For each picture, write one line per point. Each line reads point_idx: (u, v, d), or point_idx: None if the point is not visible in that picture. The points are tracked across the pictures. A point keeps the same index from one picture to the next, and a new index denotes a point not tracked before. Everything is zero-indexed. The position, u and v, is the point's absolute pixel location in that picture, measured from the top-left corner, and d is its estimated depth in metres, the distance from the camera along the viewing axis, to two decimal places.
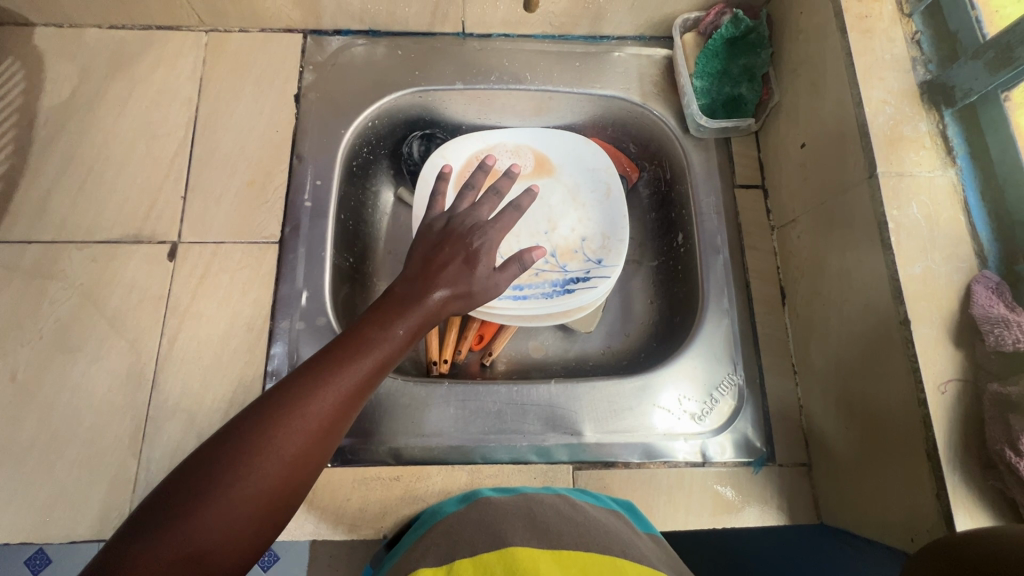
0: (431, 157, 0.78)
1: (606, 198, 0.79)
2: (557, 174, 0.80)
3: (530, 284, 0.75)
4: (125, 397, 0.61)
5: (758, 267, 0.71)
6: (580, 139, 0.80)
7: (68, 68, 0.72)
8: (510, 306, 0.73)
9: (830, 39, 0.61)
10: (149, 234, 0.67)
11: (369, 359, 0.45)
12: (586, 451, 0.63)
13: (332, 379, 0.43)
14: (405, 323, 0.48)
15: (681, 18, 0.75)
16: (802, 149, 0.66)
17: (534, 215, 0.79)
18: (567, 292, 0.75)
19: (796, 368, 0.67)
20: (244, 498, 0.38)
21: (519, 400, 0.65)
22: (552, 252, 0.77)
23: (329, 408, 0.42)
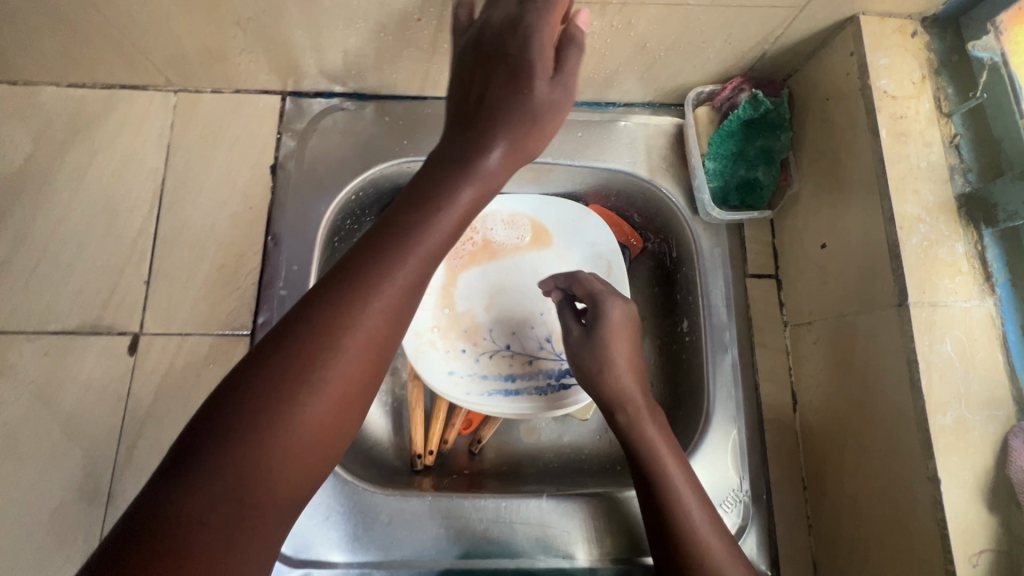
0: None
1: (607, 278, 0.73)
2: (555, 248, 0.75)
3: (523, 374, 0.71)
4: (79, 511, 0.56)
5: (769, 367, 0.66)
6: (580, 210, 0.75)
7: (22, 133, 0.65)
8: (500, 403, 0.69)
9: (860, 138, 0.55)
10: (108, 324, 0.61)
11: (446, 232, 0.40)
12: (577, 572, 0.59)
13: (381, 291, 0.37)
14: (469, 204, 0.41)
15: (694, 91, 0.68)
16: (821, 249, 0.61)
17: (529, 294, 0.74)
18: (562, 386, 0.70)
19: (806, 484, 0.62)
20: (313, 431, 0.35)
21: (506, 516, 0.60)
22: (547, 337, 0.72)
23: (365, 338, 0.36)
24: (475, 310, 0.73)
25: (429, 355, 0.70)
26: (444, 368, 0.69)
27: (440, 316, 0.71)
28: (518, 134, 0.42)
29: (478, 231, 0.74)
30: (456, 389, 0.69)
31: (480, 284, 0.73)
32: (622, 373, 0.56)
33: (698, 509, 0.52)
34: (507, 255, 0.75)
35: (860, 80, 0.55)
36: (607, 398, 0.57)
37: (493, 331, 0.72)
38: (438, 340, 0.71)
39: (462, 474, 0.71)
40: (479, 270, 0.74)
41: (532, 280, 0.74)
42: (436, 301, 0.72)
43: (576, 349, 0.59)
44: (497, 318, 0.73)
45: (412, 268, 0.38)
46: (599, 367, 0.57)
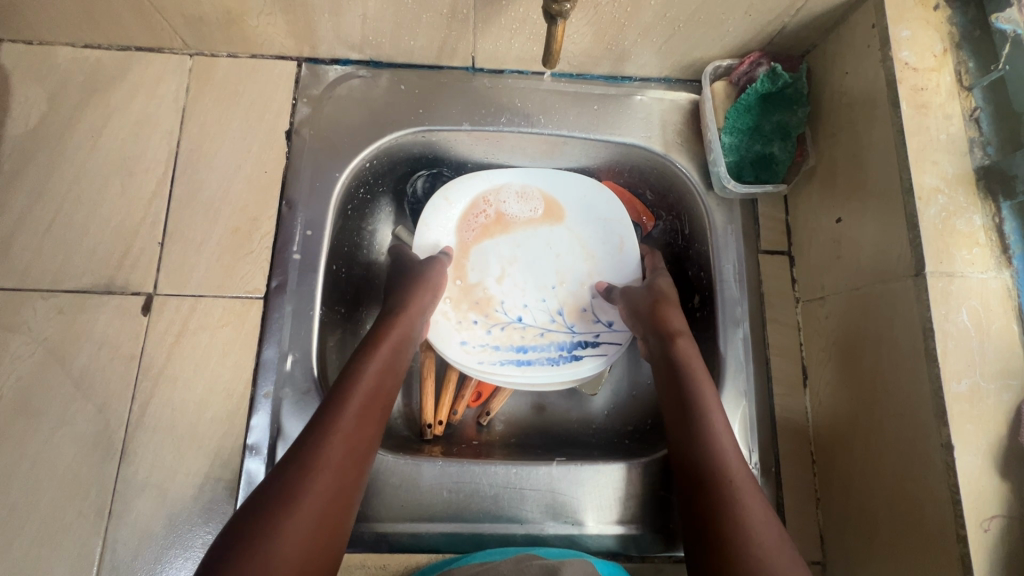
0: (433, 198, 0.73)
1: (619, 251, 0.73)
2: (567, 220, 0.75)
3: (534, 346, 0.71)
4: (91, 468, 0.56)
5: (780, 342, 0.66)
6: (593, 184, 0.74)
7: (37, 92, 0.65)
8: (512, 373, 0.70)
9: (879, 110, 0.55)
10: (122, 284, 0.61)
11: (378, 367, 0.54)
12: (584, 539, 0.59)
13: (337, 423, 0.49)
14: (397, 341, 0.58)
15: (712, 65, 0.68)
16: (836, 224, 0.61)
17: (540, 268, 0.74)
18: (574, 357, 0.71)
19: (814, 458, 0.63)
20: (312, 525, 0.43)
21: (517, 482, 0.60)
22: (559, 309, 0.72)
23: (340, 453, 0.47)
24: (487, 282, 0.73)
25: (441, 326, 0.70)
26: (456, 338, 0.70)
27: (452, 288, 0.71)
28: (430, 287, 0.63)
29: (490, 205, 0.74)
30: (468, 359, 0.69)
31: (493, 256, 0.73)
32: (675, 311, 0.62)
33: (726, 431, 0.53)
34: (519, 230, 0.74)
35: (880, 53, 0.55)
36: (664, 325, 0.60)
37: (504, 304, 0.72)
38: (450, 311, 0.71)
39: (470, 443, 0.71)
40: (491, 243, 0.74)
41: (544, 254, 0.74)
42: (448, 272, 0.71)
43: (633, 291, 0.66)
44: (508, 290, 0.73)
45: (364, 392, 0.52)
46: (651, 298, 0.64)
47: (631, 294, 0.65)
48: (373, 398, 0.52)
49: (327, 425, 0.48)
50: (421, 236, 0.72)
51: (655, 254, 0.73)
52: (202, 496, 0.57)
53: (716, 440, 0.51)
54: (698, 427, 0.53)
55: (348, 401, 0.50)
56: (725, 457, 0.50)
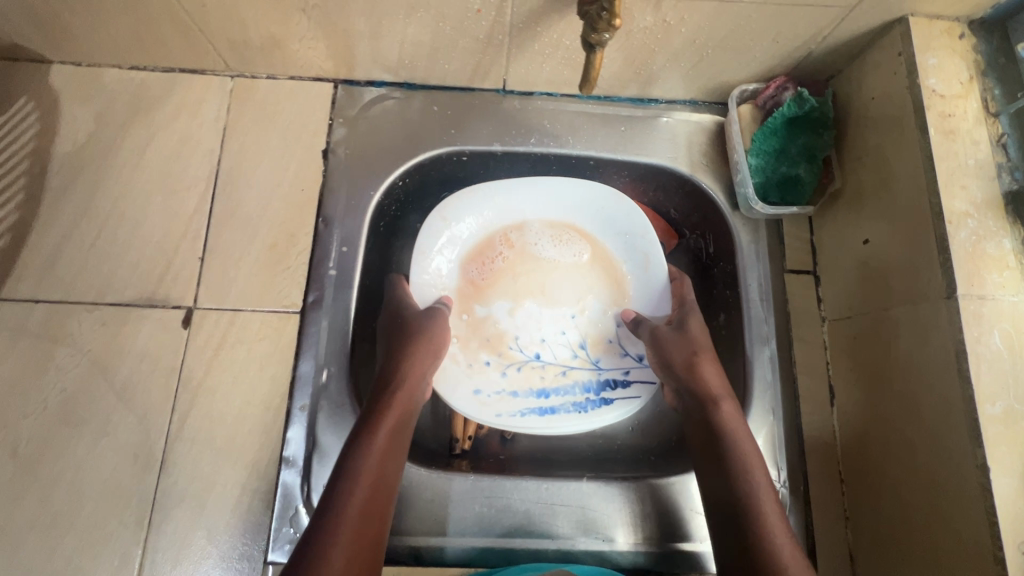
0: (431, 221, 0.70)
1: (643, 274, 0.73)
2: (589, 246, 0.75)
3: (556, 389, 0.71)
4: (132, 478, 0.57)
5: (807, 361, 0.67)
6: (616, 195, 0.72)
7: (86, 113, 0.68)
8: (536, 423, 0.68)
9: (907, 135, 0.56)
10: (163, 297, 0.63)
11: (378, 454, 0.53)
12: (647, 556, 0.60)
13: (336, 533, 0.47)
14: (397, 418, 0.56)
15: (738, 89, 0.70)
16: (864, 245, 0.62)
17: (560, 296, 0.74)
18: (603, 402, 0.70)
19: (842, 476, 0.63)
20: None
21: (590, 496, 0.61)
22: (581, 345, 0.73)
23: (343, 560, 0.46)
24: (497, 317, 0.73)
25: (453, 372, 0.69)
26: (468, 385, 0.69)
27: (460, 324, 0.72)
28: (430, 349, 0.62)
29: (502, 233, 0.74)
30: (484, 411, 0.68)
31: (505, 289, 0.73)
32: (712, 368, 0.60)
33: (773, 509, 0.52)
34: (533, 255, 0.74)
35: (908, 80, 0.57)
36: (699, 389, 0.59)
37: (519, 341, 0.72)
38: (461, 354, 0.71)
39: (496, 458, 0.72)
40: (499, 273, 0.74)
41: (562, 284, 0.74)
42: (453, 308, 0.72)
43: (665, 339, 0.64)
44: (521, 326, 0.73)
45: (364, 487, 0.51)
46: (686, 354, 0.61)
47: (660, 346, 0.63)
48: (374, 488, 0.51)
49: (329, 527, 0.48)
50: (420, 269, 0.70)
51: (682, 283, 0.71)
52: (240, 508, 0.58)
53: (763, 524, 0.51)
54: (747, 515, 0.52)
55: (349, 496, 0.50)
56: (776, 545, 0.49)
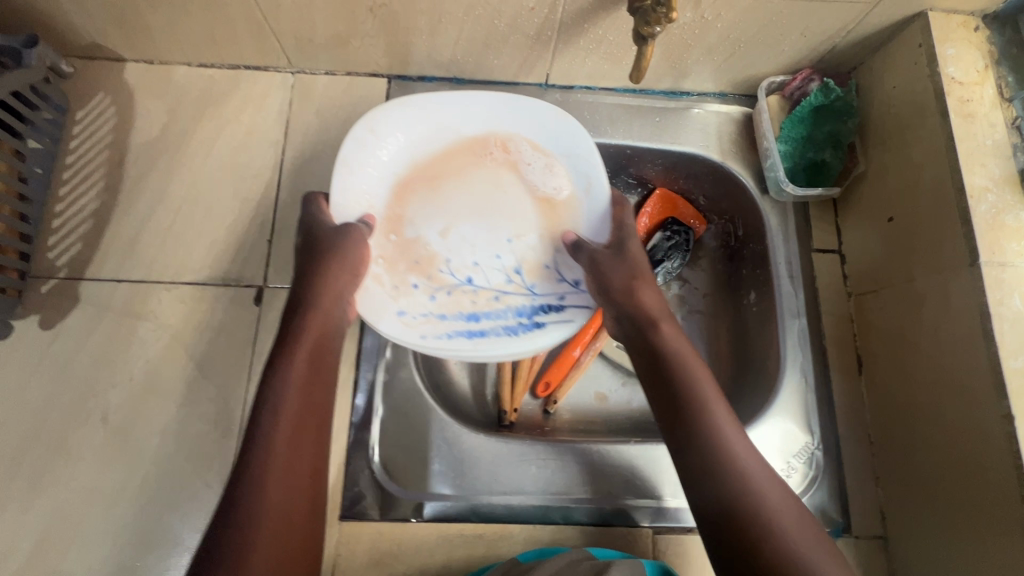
0: (355, 130, 0.65)
1: (586, 195, 0.68)
2: (507, 169, 0.70)
3: (488, 313, 0.67)
4: (213, 442, 0.62)
5: (835, 334, 0.71)
6: (557, 112, 0.68)
7: (158, 107, 0.73)
8: (465, 346, 0.64)
9: (929, 120, 0.61)
10: (236, 277, 0.68)
11: (298, 379, 0.51)
12: (620, 513, 0.64)
13: (266, 463, 0.46)
14: (315, 341, 0.54)
15: (766, 81, 0.75)
16: (888, 222, 0.67)
17: (492, 219, 0.70)
18: (535, 325, 0.66)
19: (871, 439, 0.68)
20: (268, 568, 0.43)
21: (562, 455, 0.65)
22: (518, 268, 0.68)
23: (278, 487, 0.45)
24: (427, 238, 0.68)
25: (374, 293, 0.64)
26: (391, 305, 0.65)
27: (387, 245, 0.67)
28: (343, 270, 0.59)
29: (435, 150, 0.69)
30: (410, 332, 0.64)
31: (431, 211, 0.69)
32: (651, 288, 0.60)
33: (723, 420, 0.51)
34: (470, 173, 0.70)
35: (928, 68, 0.62)
36: (638, 309, 0.58)
37: (450, 263, 0.68)
38: (384, 275, 0.66)
39: (541, 430, 0.76)
40: (432, 191, 0.69)
41: (500, 203, 0.70)
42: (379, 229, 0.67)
43: (602, 261, 0.62)
44: (454, 248, 0.69)
45: (292, 415, 0.49)
46: (623, 275, 0.61)
47: (597, 268, 0.62)
48: (306, 409, 0.50)
49: (261, 457, 0.46)
50: (343, 179, 0.65)
51: (625, 207, 0.66)
52: None
53: (715, 436, 0.50)
54: (693, 426, 0.51)
55: (278, 424, 0.48)
56: (725, 451, 0.49)
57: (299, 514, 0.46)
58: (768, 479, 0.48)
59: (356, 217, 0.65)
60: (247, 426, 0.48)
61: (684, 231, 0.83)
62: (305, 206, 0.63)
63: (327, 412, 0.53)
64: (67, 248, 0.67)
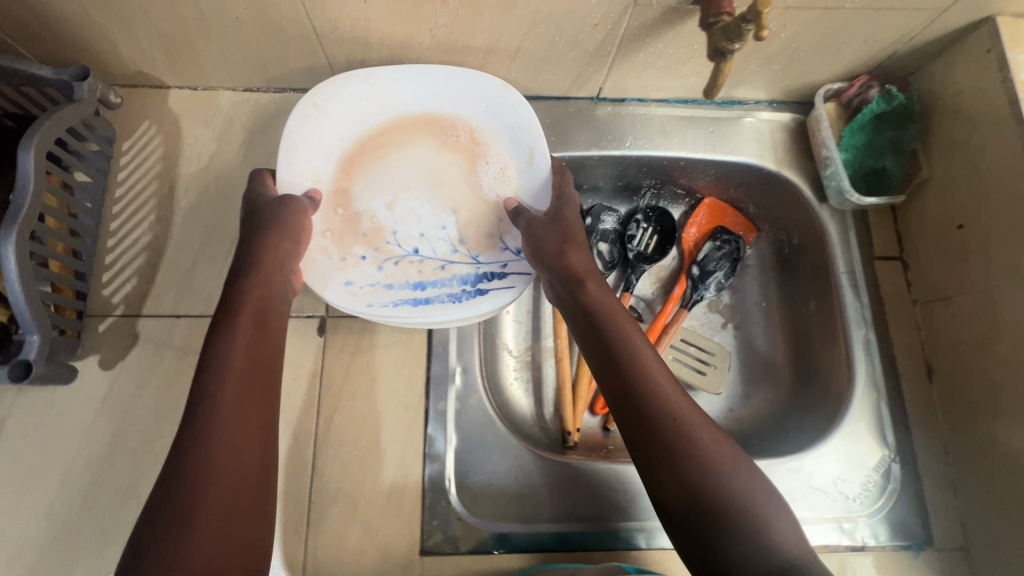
0: (301, 106, 0.64)
1: (529, 165, 0.67)
2: (454, 139, 0.69)
3: (432, 282, 0.66)
4: (285, 480, 0.60)
5: (903, 343, 0.70)
6: (501, 86, 0.66)
7: (206, 134, 0.71)
8: (407, 313, 0.64)
9: (1002, 126, 0.61)
10: (297, 308, 0.66)
11: (244, 345, 0.50)
12: (615, 535, 0.62)
13: (211, 426, 0.45)
14: (259, 303, 0.53)
15: (824, 88, 0.73)
16: (958, 229, 0.66)
17: (437, 190, 0.69)
18: (478, 292, 0.66)
19: (947, 449, 0.67)
20: (217, 531, 0.41)
21: (582, 476, 0.63)
22: (462, 238, 0.68)
23: (223, 449, 0.44)
24: (376, 211, 0.68)
25: (320, 265, 0.64)
26: (339, 276, 0.65)
27: (334, 218, 0.66)
28: (286, 234, 0.59)
29: (380, 121, 0.68)
30: (354, 301, 0.64)
31: (377, 184, 0.68)
32: (582, 252, 0.60)
33: (663, 377, 0.52)
34: (410, 144, 0.69)
35: (999, 74, 0.61)
36: (574, 273, 0.58)
37: (396, 235, 0.67)
38: (332, 248, 0.65)
39: (604, 450, 0.75)
40: (373, 161, 0.68)
41: (445, 173, 0.69)
42: (327, 203, 0.66)
43: (536, 227, 0.62)
44: (400, 219, 0.68)
45: (233, 379, 0.48)
46: (559, 238, 0.61)
47: (530, 234, 0.62)
48: (253, 366, 0.49)
49: (203, 423, 0.45)
50: (289, 155, 0.65)
51: (565, 176, 0.65)
52: (391, 503, 0.60)
53: (660, 394, 0.51)
54: (639, 384, 0.51)
55: (222, 384, 0.47)
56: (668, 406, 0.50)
57: (250, 473, 0.45)
58: (708, 430, 0.50)
59: (302, 191, 0.65)
60: (190, 389, 0.48)
61: (734, 241, 0.82)
62: (255, 181, 0.63)
63: (277, 366, 0.52)
64: (122, 284, 0.65)
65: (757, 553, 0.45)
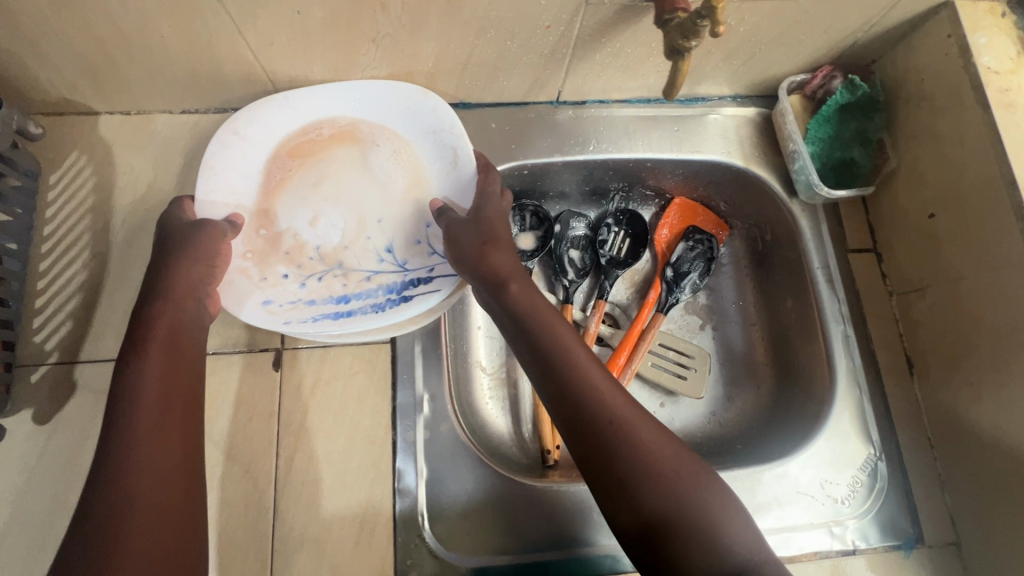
0: (219, 133, 0.62)
1: (454, 166, 0.64)
2: (378, 146, 0.65)
3: (357, 294, 0.62)
4: (246, 529, 0.56)
5: (882, 337, 0.69)
6: (419, 91, 0.64)
7: (142, 161, 0.66)
8: (330, 327, 0.59)
9: (967, 113, 0.59)
10: (250, 342, 0.62)
11: (157, 373, 0.48)
12: (595, 560, 0.59)
13: (126, 459, 0.43)
14: (170, 328, 0.51)
15: (787, 81, 0.71)
16: (929, 219, 0.65)
17: (363, 200, 0.64)
18: (404, 299, 0.61)
19: (932, 442, 0.66)
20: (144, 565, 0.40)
21: (554, 503, 0.60)
22: (389, 247, 0.63)
23: (144, 481, 0.43)
24: (298, 228, 0.63)
25: (238, 286, 0.60)
26: (257, 296, 0.60)
27: (255, 238, 0.62)
28: (198, 258, 0.55)
29: (300, 135, 0.64)
30: (271, 319, 0.59)
31: (300, 199, 0.64)
32: (506, 252, 0.57)
33: (599, 377, 0.51)
34: (330, 157, 0.64)
35: (961, 59, 0.59)
36: (498, 276, 0.55)
37: (320, 249, 0.63)
38: (252, 268, 0.61)
39: None
40: (293, 177, 0.64)
41: (370, 182, 0.65)
42: (247, 223, 0.62)
43: (456, 228, 0.59)
44: (324, 233, 0.63)
45: (151, 407, 0.46)
46: (481, 238, 0.57)
47: (451, 238, 0.59)
48: (169, 396, 0.47)
49: (118, 459, 0.43)
50: (206, 179, 0.61)
51: (491, 174, 0.62)
52: (362, 544, 0.57)
53: (597, 396, 0.50)
54: (576, 388, 0.50)
55: (136, 420, 0.45)
56: (607, 408, 0.49)
57: (175, 502, 0.44)
58: (648, 427, 0.49)
59: (221, 216, 0.61)
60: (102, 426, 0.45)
61: (707, 240, 0.80)
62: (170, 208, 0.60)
63: (198, 393, 0.50)
64: (55, 329, 0.60)
65: (709, 550, 0.44)
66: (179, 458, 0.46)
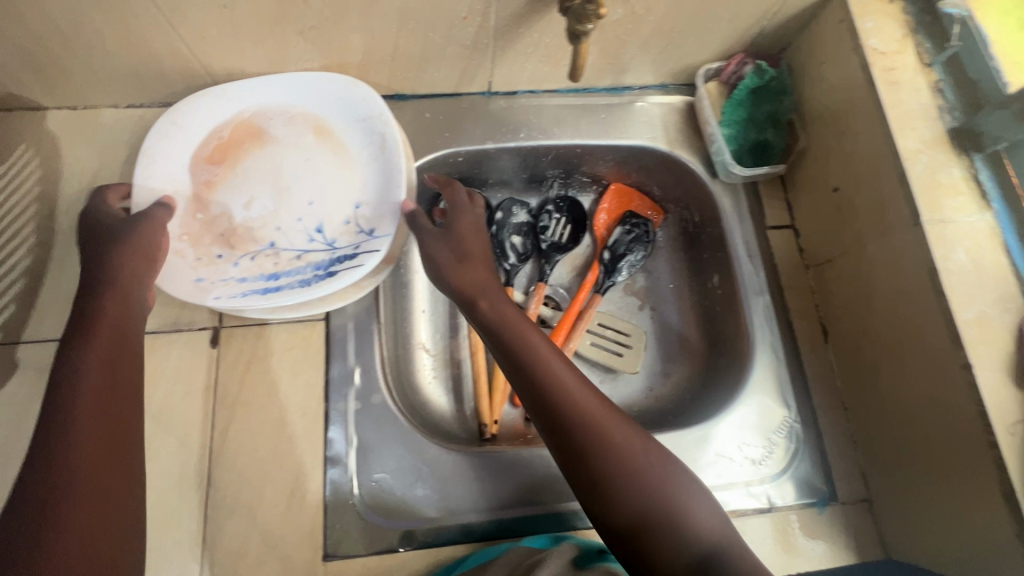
0: (157, 123, 0.66)
1: (381, 151, 0.67)
2: (311, 135, 0.69)
3: (287, 271, 0.64)
4: (179, 497, 0.58)
5: (798, 307, 0.73)
6: (349, 82, 0.67)
7: (88, 153, 0.70)
8: (257, 301, 0.62)
9: (858, 92, 0.64)
10: (188, 321, 0.65)
11: (103, 337, 0.49)
12: (518, 521, 0.61)
13: (72, 409, 0.44)
14: (116, 300, 0.53)
15: (703, 68, 0.76)
16: (835, 193, 0.69)
17: (295, 184, 0.67)
18: (329, 274, 0.64)
19: (845, 405, 0.69)
20: (85, 508, 0.41)
21: (480, 467, 0.63)
22: (318, 228, 0.66)
23: (88, 429, 0.44)
24: (233, 211, 0.66)
25: (172, 265, 0.63)
26: (190, 275, 0.63)
27: (191, 221, 0.65)
28: (138, 241, 0.57)
29: (238, 125, 0.68)
30: (201, 295, 0.62)
31: (236, 184, 0.67)
32: (479, 267, 0.60)
33: (570, 379, 0.52)
34: (266, 145, 0.68)
35: (851, 42, 0.64)
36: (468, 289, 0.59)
37: (253, 231, 0.66)
38: (187, 250, 0.64)
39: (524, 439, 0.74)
40: (230, 165, 0.67)
41: (303, 168, 0.68)
42: (184, 207, 0.65)
43: (430, 241, 0.62)
44: (258, 216, 0.66)
45: (97, 365, 0.47)
46: (454, 253, 0.61)
47: (427, 251, 0.62)
48: (114, 360, 0.49)
49: (61, 410, 0.44)
50: (145, 167, 0.65)
51: (454, 186, 0.67)
52: (292, 510, 0.59)
53: (568, 397, 0.51)
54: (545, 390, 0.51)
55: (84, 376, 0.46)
56: (578, 408, 0.51)
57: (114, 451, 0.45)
58: (621, 428, 0.51)
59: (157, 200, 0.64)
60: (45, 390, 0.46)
61: (643, 224, 0.83)
62: (110, 194, 0.63)
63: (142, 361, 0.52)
64: None
65: (677, 542, 0.45)
66: (122, 413, 0.47)
